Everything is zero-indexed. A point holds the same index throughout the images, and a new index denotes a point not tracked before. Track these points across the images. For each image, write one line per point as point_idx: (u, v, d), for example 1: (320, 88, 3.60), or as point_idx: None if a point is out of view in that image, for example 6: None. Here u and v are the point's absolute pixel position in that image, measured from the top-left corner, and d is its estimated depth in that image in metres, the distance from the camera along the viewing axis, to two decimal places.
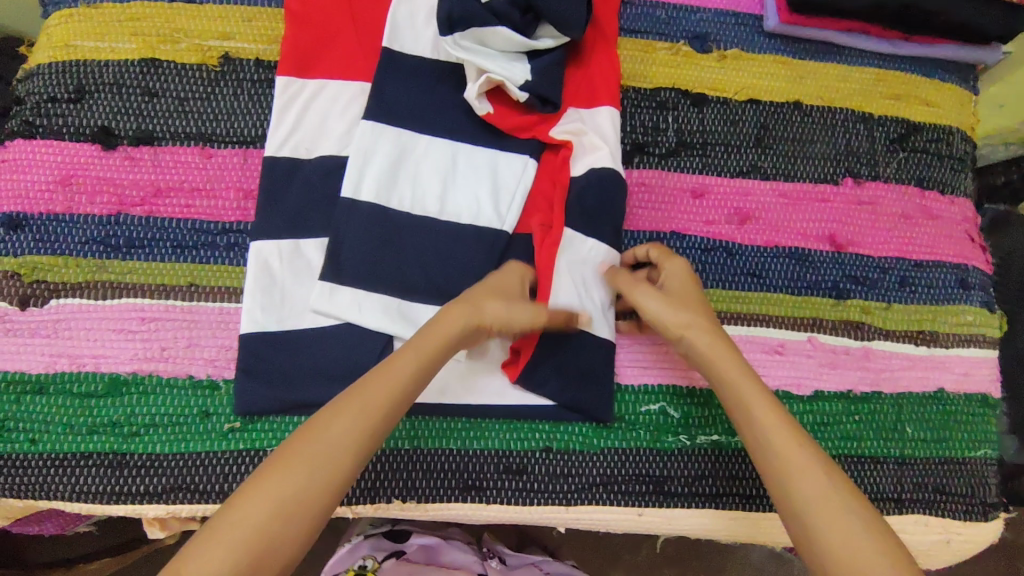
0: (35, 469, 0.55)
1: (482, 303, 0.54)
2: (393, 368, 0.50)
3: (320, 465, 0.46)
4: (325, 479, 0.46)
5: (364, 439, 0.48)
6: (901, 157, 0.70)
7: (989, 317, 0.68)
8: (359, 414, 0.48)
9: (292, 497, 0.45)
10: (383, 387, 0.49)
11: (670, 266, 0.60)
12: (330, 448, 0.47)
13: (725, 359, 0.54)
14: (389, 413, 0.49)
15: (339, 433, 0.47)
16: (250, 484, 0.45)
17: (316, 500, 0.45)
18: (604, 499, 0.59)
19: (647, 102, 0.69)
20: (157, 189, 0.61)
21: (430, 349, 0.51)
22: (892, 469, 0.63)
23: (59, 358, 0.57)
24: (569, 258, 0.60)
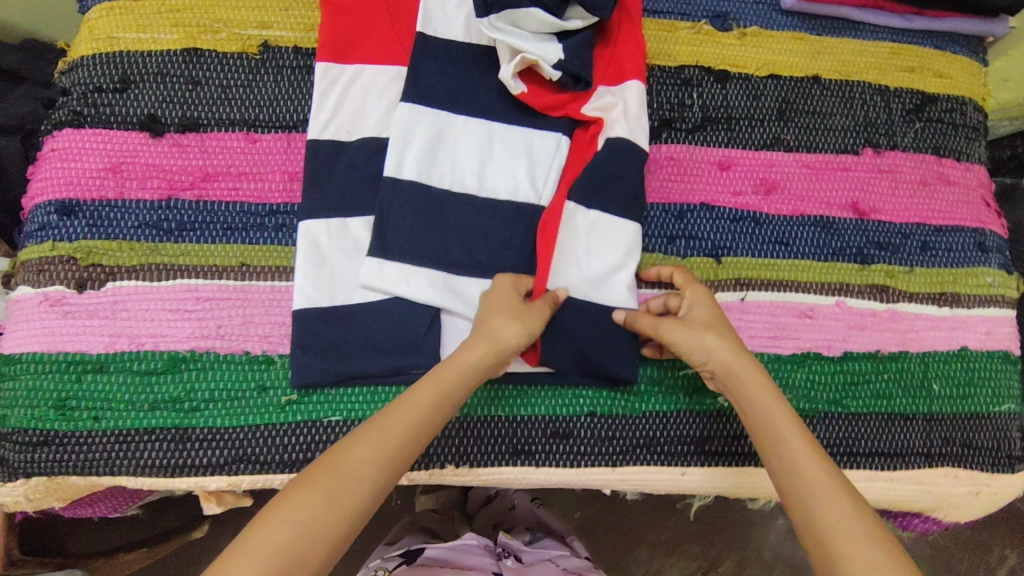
0: (100, 445, 0.57)
1: (499, 328, 0.55)
2: (415, 395, 0.52)
3: (342, 492, 0.48)
4: (346, 508, 0.48)
5: (384, 469, 0.49)
6: (917, 127, 0.73)
7: (1008, 278, 0.71)
8: (381, 442, 0.50)
9: (315, 523, 0.46)
10: (403, 417, 0.51)
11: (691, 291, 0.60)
12: (353, 477, 0.48)
13: (747, 370, 0.55)
14: (410, 442, 0.51)
15: (361, 461, 0.49)
16: (280, 504, 0.47)
17: (336, 529, 0.47)
18: (647, 461, 0.61)
19: (672, 79, 0.71)
20: (205, 174, 0.63)
21: (447, 376, 0.53)
22: (921, 425, 0.65)
23: (119, 338, 0.59)
24: (569, 232, 0.63)
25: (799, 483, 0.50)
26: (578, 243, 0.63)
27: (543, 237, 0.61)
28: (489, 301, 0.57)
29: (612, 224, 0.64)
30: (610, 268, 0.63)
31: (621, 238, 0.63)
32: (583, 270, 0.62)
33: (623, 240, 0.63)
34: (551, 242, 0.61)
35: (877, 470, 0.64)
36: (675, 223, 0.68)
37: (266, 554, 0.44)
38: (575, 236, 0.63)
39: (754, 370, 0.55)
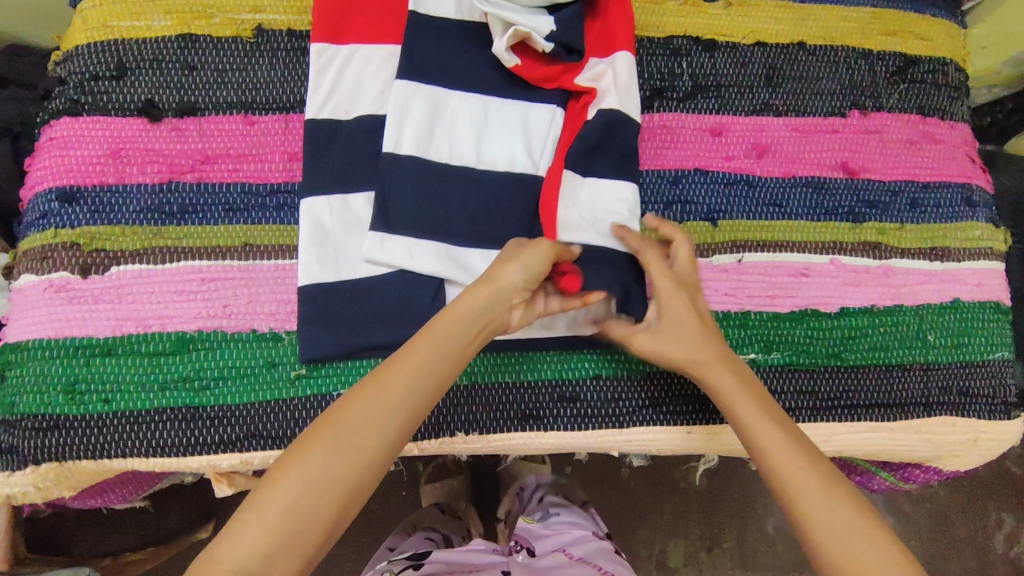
0: (111, 427, 0.57)
1: (496, 273, 0.53)
2: (411, 348, 0.51)
3: (342, 450, 0.48)
4: (347, 465, 0.48)
5: (384, 423, 0.49)
6: (902, 88, 0.75)
7: (996, 231, 0.72)
8: (378, 398, 0.49)
9: (318, 481, 0.47)
10: (400, 368, 0.50)
11: (668, 285, 0.59)
12: (353, 433, 0.48)
13: (716, 372, 0.57)
14: (407, 393, 0.50)
15: (360, 418, 0.49)
16: (282, 467, 0.47)
17: (338, 484, 0.47)
18: (654, 420, 0.62)
19: (662, 50, 0.72)
20: (205, 156, 0.63)
21: (444, 326, 0.52)
22: (919, 375, 0.67)
23: (125, 322, 0.59)
24: (570, 197, 0.64)
25: (786, 483, 0.52)
26: (580, 213, 0.64)
27: (547, 227, 0.62)
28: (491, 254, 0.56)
29: (606, 185, 0.65)
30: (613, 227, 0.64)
31: (620, 198, 0.65)
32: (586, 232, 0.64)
33: (617, 203, 0.65)
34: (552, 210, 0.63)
35: (878, 420, 0.66)
36: (670, 188, 0.69)
37: (271, 517, 0.46)
38: (576, 202, 0.64)
39: (724, 368, 0.57)
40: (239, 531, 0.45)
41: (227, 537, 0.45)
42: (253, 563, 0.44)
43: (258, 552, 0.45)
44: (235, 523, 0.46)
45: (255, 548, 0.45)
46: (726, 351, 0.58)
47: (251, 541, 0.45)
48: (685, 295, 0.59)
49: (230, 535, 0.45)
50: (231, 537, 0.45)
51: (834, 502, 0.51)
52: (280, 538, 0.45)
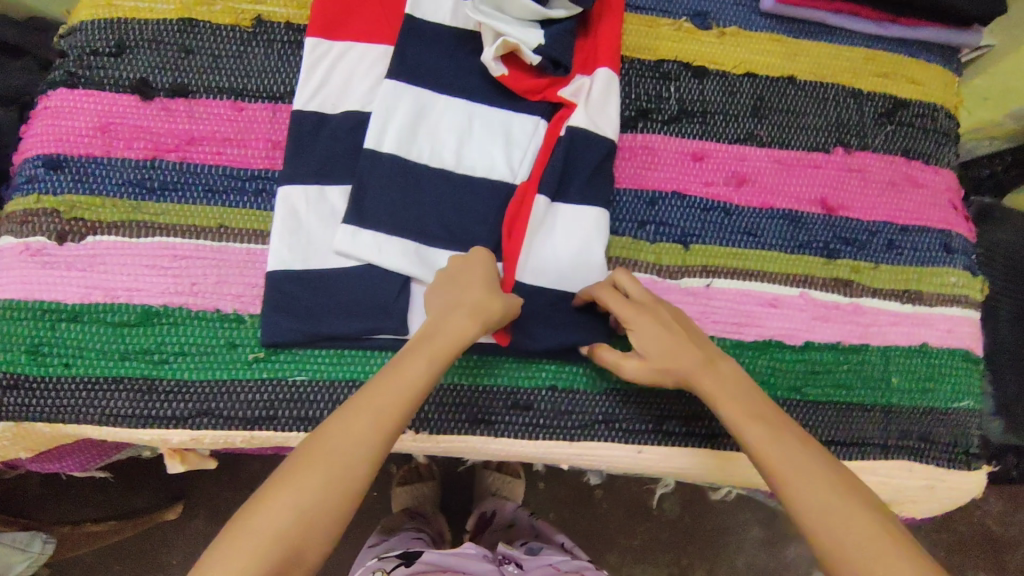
0: (69, 391, 0.58)
1: (484, 302, 0.55)
2: (405, 371, 0.52)
3: (332, 475, 0.48)
4: (338, 489, 0.48)
5: (374, 448, 0.50)
6: (889, 129, 0.75)
7: (973, 280, 0.72)
8: (373, 422, 0.50)
9: (309, 508, 0.47)
10: (386, 392, 0.51)
11: (628, 316, 0.56)
12: (342, 458, 0.49)
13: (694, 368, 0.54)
14: (396, 418, 0.50)
15: (351, 446, 0.49)
16: (273, 490, 0.48)
17: (331, 508, 0.48)
18: (606, 436, 0.62)
19: (652, 72, 0.73)
20: (191, 137, 0.65)
21: (437, 352, 0.53)
22: (879, 417, 0.67)
23: (95, 291, 0.60)
24: (537, 226, 0.64)
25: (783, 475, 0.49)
26: (542, 243, 0.65)
27: (511, 254, 0.62)
28: (466, 279, 0.56)
29: (572, 213, 0.66)
30: (574, 258, 0.65)
31: (588, 225, 0.65)
32: (547, 262, 0.64)
33: (588, 224, 0.65)
34: (518, 237, 0.63)
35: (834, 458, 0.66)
36: (646, 209, 0.70)
37: (262, 541, 0.46)
38: (540, 230, 0.65)
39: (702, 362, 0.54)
40: (227, 551, 0.46)
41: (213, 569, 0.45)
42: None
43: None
44: (225, 546, 0.46)
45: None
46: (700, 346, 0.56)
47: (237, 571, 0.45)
48: (654, 321, 0.56)
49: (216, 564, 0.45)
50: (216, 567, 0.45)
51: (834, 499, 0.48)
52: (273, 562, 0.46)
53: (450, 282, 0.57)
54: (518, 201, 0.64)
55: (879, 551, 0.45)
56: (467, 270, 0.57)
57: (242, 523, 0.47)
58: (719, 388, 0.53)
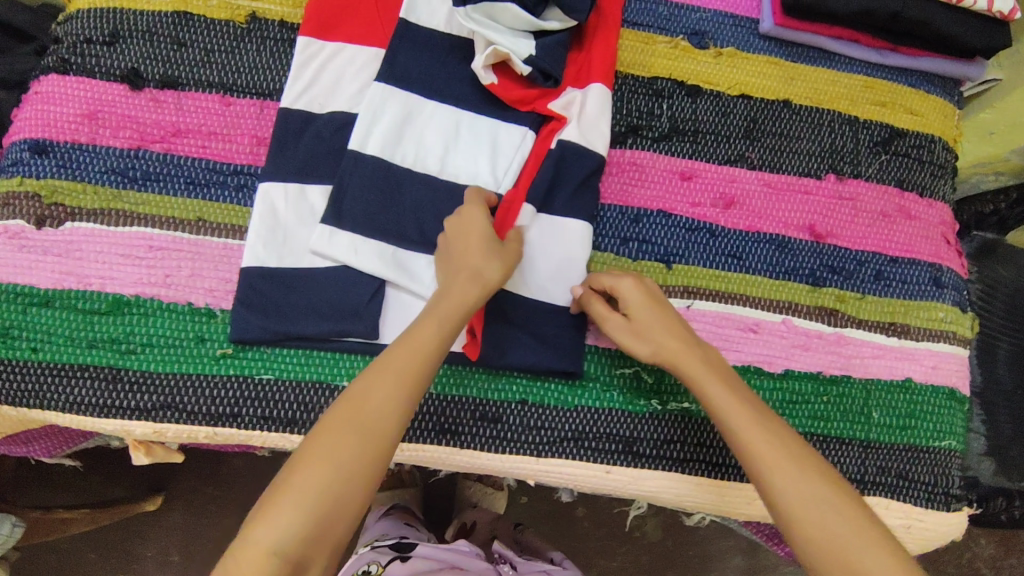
0: (35, 375, 0.58)
1: (485, 266, 0.57)
2: (421, 335, 0.54)
3: (366, 433, 0.50)
4: (370, 449, 0.50)
5: (402, 405, 0.52)
6: (883, 159, 0.74)
7: (961, 316, 0.71)
8: (396, 383, 0.52)
9: (348, 464, 0.50)
10: (410, 354, 0.53)
11: (625, 291, 0.60)
12: (375, 417, 0.51)
13: (688, 358, 0.57)
14: (422, 377, 0.53)
15: (378, 406, 0.51)
16: (310, 451, 0.50)
17: (368, 463, 0.50)
18: (573, 454, 0.61)
19: (644, 89, 0.73)
20: (177, 130, 0.65)
21: (450, 315, 0.55)
22: (858, 452, 0.65)
23: (68, 277, 0.60)
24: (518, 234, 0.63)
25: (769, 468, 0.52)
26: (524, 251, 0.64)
27: None
28: (465, 242, 0.58)
29: (553, 223, 0.65)
30: (552, 269, 0.64)
31: (569, 237, 0.65)
32: (527, 271, 0.63)
33: (570, 239, 0.65)
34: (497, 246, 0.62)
35: None
36: (630, 226, 0.69)
37: (307, 499, 0.48)
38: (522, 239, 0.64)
39: (694, 352, 0.57)
40: (273, 509, 0.48)
41: (260, 525, 0.47)
42: (291, 544, 0.47)
43: (294, 533, 0.47)
44: (270, 506, 0.48)
45: (293, 531, 0.47)
46: (692, 335, 0.59)
47: (285, 526, 0.47)
48: (648, 301, 0.59)
49: (264, 519, 0.48)
50: (264, 524, 0.47)
51: (816, 492, 0.51)
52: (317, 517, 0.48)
53: (450, 246, 0.59)
54: (505, 208, 0.63)
55: (865, 540, 0.49)
56: (463, 236, 0.58)
57: (285, 483, 0.49)
58: (711, 378, 0.56)
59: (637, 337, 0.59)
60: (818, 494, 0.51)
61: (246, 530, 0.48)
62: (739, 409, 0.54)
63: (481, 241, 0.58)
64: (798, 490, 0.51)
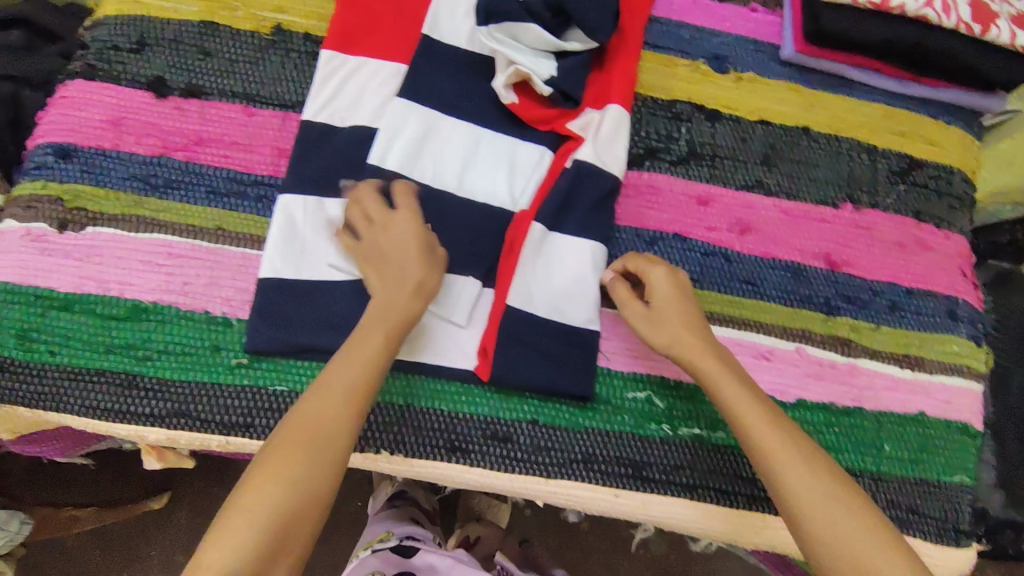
0: (51, 379, 0.58)
1: (423, 277, 0.58)
2: (366, 348, 0.55)
3: (318, 451, 0.51)
4: (323, 466, 0.51)
5: (352, 421, 0.53)
6: (901, 189, 0.74)
7: (977, 350, 0.70)
8: (343, 397, 0.53)
9: (299, 483, 0.50)
10: (358, 372, 0.54)
11: (655, 281, 0.61)
12: (325, 435, 0.52)
13: (704, 354, 0.58)
14: (369, 393, 0.54)
15: (327, 421, 0.52)
16: (259, 471, 0.50)
17: (319, 479, 0.51)
18: (582, 477, 0.61)
19: (663, 111, 0.73)
20: (199, 138, 0.65)
21: (393, 327, 0.56)
22: (868, 484, 0.65)
23: (88, 282, 0.60)
24: (533, 253, 0.64)
25: (778, 464, 0.53)
26: (538, 271, 0.64)
27: (505, 277, 0.63)
28: (404, 251, 0.58)
29: (568, 243, 0.65)
30: (566, 289, 0.64)
31: (583, 257, 0.65)
32: (540, 290, 0.63)
33: (585, 259, 0.65)
34: (512, 265, 0.63)
35: None
36: (644, 248, 0.69)
37: (259, 518, 0.48)
38: (536, 258, 0.64)
39: (710, 348, 0.59)
40: (223, 533, 0.48)
41: (210, 551, 0.47)
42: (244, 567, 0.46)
43: (245, 558, 0.47)
44: (217, 531, 0.48)
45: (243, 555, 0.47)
46: (708, 332, 0.60)
47: (235, 549, 0.47)
48: (676, 294, 0.61)
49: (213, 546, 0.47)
50: (214, 549, 0.47)
51: (822, 491, 0.52)
52: (270, 536, 0.48)
53: (387, 254, 0.59)
54: (517, 228, 0.64)
55: (865, 539, 0.50)
56: (399, 244, 0.58)
57: (235, 506, 0.49)
58: (724, 373, 0.57)
59: (658, 324, 0.60)
60: (827, 492, 0.52)
61: (197, 557, 0.47)
62: (749, 404, 0.56)
63: (417, 250, 0.58)
64: (807, 487, 0.52)
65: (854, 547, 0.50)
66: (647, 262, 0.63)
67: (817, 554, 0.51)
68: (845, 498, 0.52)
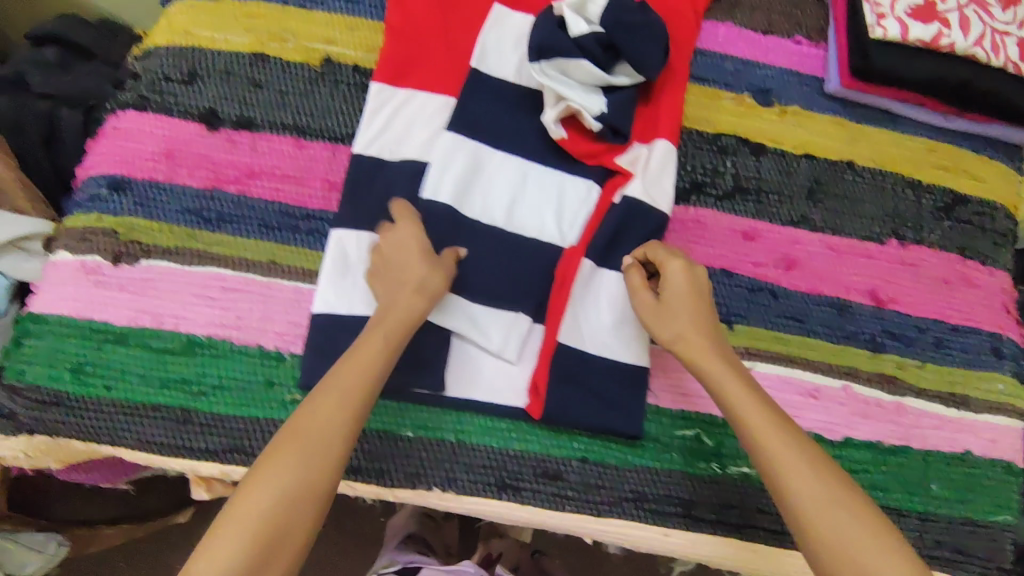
0: (107, 414, 0.59)
1: (425, 277, 0.58)
2: (365, 351, 0.55)
3: (312, 454, 0.51)
4: (318, 470, 0.51)
5: (347, 425, 0.52)
6: (946, 225, 0.74)
7: (1020, 388, 0.71)
8: (341, 401, 0.53)
9: (290, 488, 0.50)
10: (352, 379, 0.53)
11: (669, 274, 0.61)
12: (317, 444, 0.51)
13: (707, 352, 0.58)
14: (365, 400, 0.53)
15: (324, 425, 0.52)
16: (255, 475, 0.50)
17: (312, 483, 0.50)
18: (632, 515, 0.61)
19: (709, 145, 0.73)
20: (251, 171, 0.66)
21: (394, 329, 0.56)
22: (915, 524, 0.65)
23: (143, 315, 0.61)
24: (582, 289, 0.64)
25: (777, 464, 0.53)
26: (588, 307, 0.64)
27: (555, 312, 0.63)
28: (404, 255, 0.59)
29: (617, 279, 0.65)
30: (616, 326, 0.64)
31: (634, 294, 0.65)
32: (589, 327, 0.64)
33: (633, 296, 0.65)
34: (563, 301, 0.63)
35: None
36: None
37: (251, 520, 0.48)
38: (586, 294, 0.64)
39: (716, 347, 0.58)
40: (218, 535, 0.48)
41: (203, 554, 0.48)
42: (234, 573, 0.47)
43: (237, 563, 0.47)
44: (213, 534, 0.49)
45: (233, 562, 0.47)
46: (716, 332, 0.60)
47: (229, 552, 0.47)
48: (689, 290, 0.60)
49: (206, 551, 0.48)
50: (206, 552, 0.48)
51: (824, 493, 0.52)
52: (262, 539, 0.48)
53: (390, 260, 0.59)
54: (566, 264, 0.64)
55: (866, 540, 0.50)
56: (401, 246, 0.60)
57: (229, 509, 0.49)
58: (724, 373, 0.57)
59: (663, 316, 0.60)
60: (828, 494, 0.52)
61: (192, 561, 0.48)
62: (750, 405, 0.55)
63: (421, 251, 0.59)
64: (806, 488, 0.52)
65: (851, 549, 0.50)
66: (666, 252, 0.62)
67: (816, 556, 0.51)
68: (845, 499, 0.52)
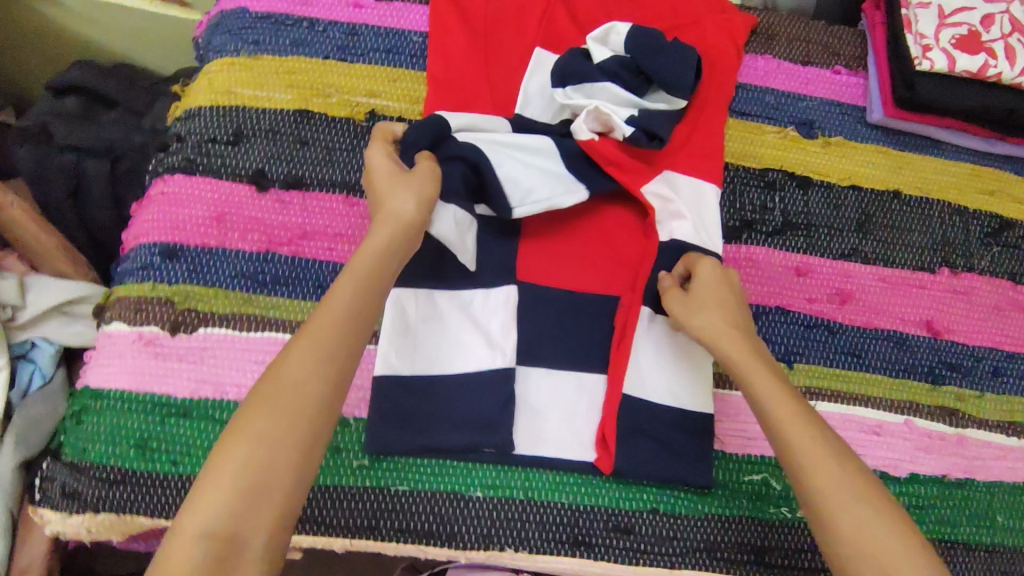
0: (175, 489, 0.58)
1: (394, 201, 0.56)
2: (335, 296, 0.51)
3: (289, 400, 0.46)
4: (298, 416, 0.46)
5: (325, 366, 0.48)
6: (995, 251, 0.74)
7: None
8: (318, 344, 0.48)
9: (270, 436, 0.45)
10: (328, 321, 0.49)
11: (702, 276, 0.61)
12: (295, 390, 0.47)
13: (736, 345, 0.57)
14: (343, 341, 0.49)
15: (301, 370, 0.47)
16: (233, 430, 0.45)
17: (292, 429, 0.46)
18: (706, 565, 0.61)
19: (756, 181, 0.73)
20: (304, 232, 0.65)
21: (360, 267, 0.52)
22: (985, 557, 0.65)
23: (204, 385, 0.60)
24: (644, 337, 0.64)
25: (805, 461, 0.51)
26: (651, 356, 0.64)
27: (620, 362, 0.62)
28: (372, 191, 0.58)
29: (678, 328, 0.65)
30: (679, 373, 0.64)
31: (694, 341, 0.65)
32: (652, 376, 0.63)
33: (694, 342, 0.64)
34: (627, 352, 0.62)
35: None
36: None
37: (233, 474, 0.44)
38: (647, 342, 0.64)
39: (750, 347, 0.57)
40: (198, 493, 0.44)
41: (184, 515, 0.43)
42: (217, 533, 0.42)
43: (220, 519, 0.43)
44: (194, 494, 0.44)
45: (217, 516, 0.43)
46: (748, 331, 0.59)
47: (211, 508, 0.43)
48: (718, 291, 0.60)
49: (188, 506, 0.43)
50: (188, 513, 0.43)
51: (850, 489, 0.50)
52: (245, 492, 0.43)
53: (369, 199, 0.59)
54: (626, 312, 0.64)
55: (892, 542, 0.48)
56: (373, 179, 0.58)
57: (207, 466, 0.45)
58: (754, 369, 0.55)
59: (694, 311, 0.59)
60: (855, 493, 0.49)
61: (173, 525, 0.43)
62: (778, 398, 0.54)
63: (389, 178, 0.57)
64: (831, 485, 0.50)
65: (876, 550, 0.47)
66: (699, 259, 0.63)
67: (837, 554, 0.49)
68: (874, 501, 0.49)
